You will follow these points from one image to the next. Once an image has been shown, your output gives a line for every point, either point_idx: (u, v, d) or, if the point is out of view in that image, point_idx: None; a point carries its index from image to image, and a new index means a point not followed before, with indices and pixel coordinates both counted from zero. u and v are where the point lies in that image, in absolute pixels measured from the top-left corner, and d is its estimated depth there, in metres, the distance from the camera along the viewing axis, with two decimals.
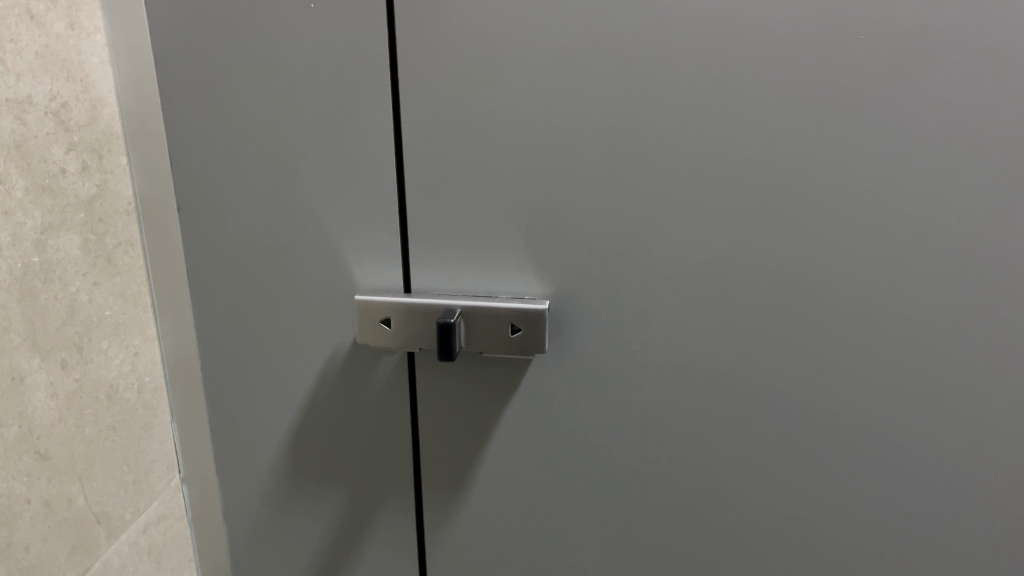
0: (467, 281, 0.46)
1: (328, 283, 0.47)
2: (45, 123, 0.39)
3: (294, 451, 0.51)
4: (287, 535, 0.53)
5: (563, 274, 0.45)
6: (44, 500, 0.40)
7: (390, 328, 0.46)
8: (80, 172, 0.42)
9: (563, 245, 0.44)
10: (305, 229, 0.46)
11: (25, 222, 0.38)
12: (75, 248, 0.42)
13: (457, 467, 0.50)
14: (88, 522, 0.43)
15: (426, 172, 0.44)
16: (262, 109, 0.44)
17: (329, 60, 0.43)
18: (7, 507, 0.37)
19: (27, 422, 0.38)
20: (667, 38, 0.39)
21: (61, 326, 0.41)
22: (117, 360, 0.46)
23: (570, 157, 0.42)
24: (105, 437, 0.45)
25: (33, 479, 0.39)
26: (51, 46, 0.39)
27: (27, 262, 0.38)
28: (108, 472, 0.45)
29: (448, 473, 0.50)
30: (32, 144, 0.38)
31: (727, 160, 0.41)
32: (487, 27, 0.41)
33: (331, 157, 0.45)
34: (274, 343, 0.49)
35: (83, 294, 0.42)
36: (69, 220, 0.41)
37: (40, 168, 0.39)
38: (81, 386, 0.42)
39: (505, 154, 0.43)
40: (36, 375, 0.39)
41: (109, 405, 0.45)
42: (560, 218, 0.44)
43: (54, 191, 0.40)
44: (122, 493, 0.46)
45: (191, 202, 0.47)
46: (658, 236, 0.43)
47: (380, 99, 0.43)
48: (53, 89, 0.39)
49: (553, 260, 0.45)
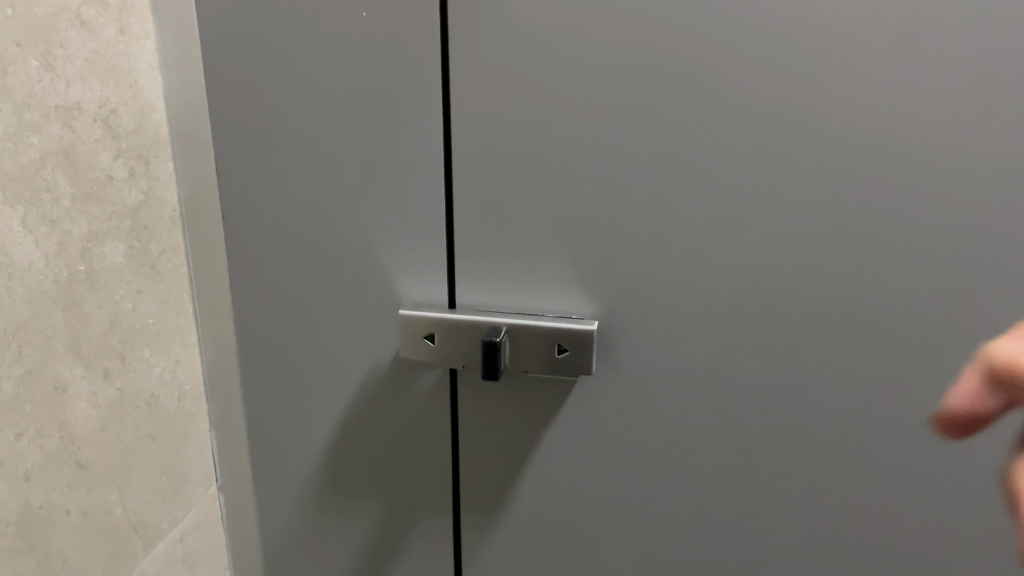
0: (512, 299, 0.45)
1: (371, 295, 0.46)
2: (94, 129, 0.39)
3: (330, 463, 0.51)
4: (322, 546, 0.53)
5: (613, 294, 0.43)
6: (83, 510, 0.39)
7: (433, 344, 0.45)
8: (127, 179, 0.41)
9: (614, 265, 0.43)
10: (350, 240, 0.45)
11: (71, 230, 0.38)
12: (120, 255, 0.41)
13: (496, 486, 0.49)
14: (126, 532, 0.42)
15: (475, 186, 0.43)
16: (309, 116, 0.43)
17: (380, 70, 0.42)
18: (46, 518, 0.37)
19: (68, 432, 0.38)
20: (727, 51, 0.38)
21: (104, 334, 0.40)
22: (159, 368, 0.45)
23: (624, 173, 0.41)
24: (145, 445, 0.44)
25: (73, 490, 0.38)
26: (102, 51, 0.39)
27: (73, 270, 0.38)
28: (147, 481, 0.44)
29: (487, 492, 0.49)
30: (80, 151, 0.38)
31: (791, 182, 0.39)
32: (541, 38, 0.39)
33: (379, 167, 0.43)
34: (314, 354, 0.48)
35: (127, 301, 0.42)
36: (114, 227, 0.41)
37: (88, 175, 0.38)
38: (123, 395, 0.42)
39: (557, 170, 0.42)
40: (78, 385, 0.38)
41: (150, 414, 0.44)
42: (612, 239, 0.42)
43: (101, 198, 0.39)
44: (160, 502, 0.45)
45: (235, 209, 0.46)
46: (712, 255, 0.41)
47: (429, 110, 0.42)
48: (103, 96, 0.39)
49: (603, 279, 0.43)
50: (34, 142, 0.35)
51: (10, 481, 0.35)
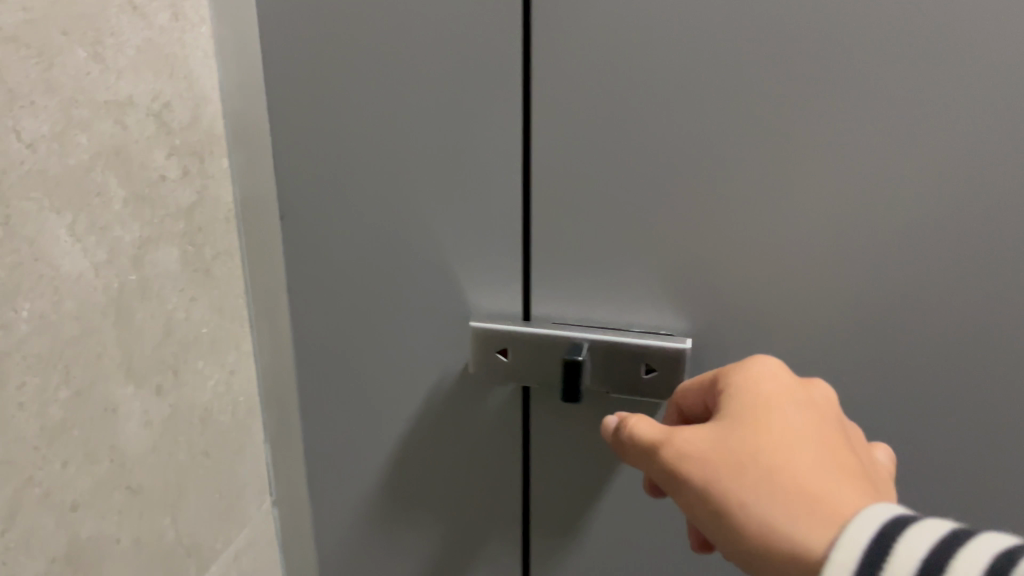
0: (593, 311, 0.41)
1: (438, 304, 0.43)
2: (146, 125, 0.35)
3: (391, 479, 0.47)
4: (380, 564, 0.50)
5: (707, 312, 0.39)
6: (135, 537, 0.36)
7: (507, 359, 0.42)
8: (181, 178, 0.38)
9: (709, 280, 0.38)
10: (417, 245, 0.42)
11: (123, 236, 0.34)
12: (174, 261, 0.38)
13: (569, 511, 0.45)
14: (179, 556, 0.40)
15: (556, 189, 0.39)
16: (375, 110, 0.39)
17: (454, 58, 0.37)
18: (95, 550, 0.34)
19: (119, 455, 0.35)
20: (853, 38, 0.33)
21: (157, 347, 0.37)
22: (213, 379, 0.42)
23: (727, 177, 0.36)
24: (199, 463, 0.41)
25: (124, 517, 0.36)
26: (154, 39, 0.36)
27: (124, 280, 0.35)
28: (201, 501, 0.41)
29: (558, 516, 0.46)
30: (132, 149, 0.35)
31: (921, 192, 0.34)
32: (637, 23, 0.35)
33: (451, 166, 0.40)
34: (376, 365, 0.45)
35: (180, 310, 0.39)
36: (167, 232, 0.37)
37: (140, 175, 0.35)
38: (176, 411, 0.39)
39: (651, 173, 0.37)
40: (130, 404, 0.36)
41: (204, 429, 0.41)
42: (708, 252, 0.38)
43: (154, 200, 0.36)
44: (214, 522, 0.43)
45: (293, 208, 0.43)
46: (825, 270, 0.36)
47: (508, 104, 0.38)
48: (156, 88, 0.36)
49: (695, 294, 0.39)
50: (82, 142, 0.32)
51: (58, 513, 0.32)
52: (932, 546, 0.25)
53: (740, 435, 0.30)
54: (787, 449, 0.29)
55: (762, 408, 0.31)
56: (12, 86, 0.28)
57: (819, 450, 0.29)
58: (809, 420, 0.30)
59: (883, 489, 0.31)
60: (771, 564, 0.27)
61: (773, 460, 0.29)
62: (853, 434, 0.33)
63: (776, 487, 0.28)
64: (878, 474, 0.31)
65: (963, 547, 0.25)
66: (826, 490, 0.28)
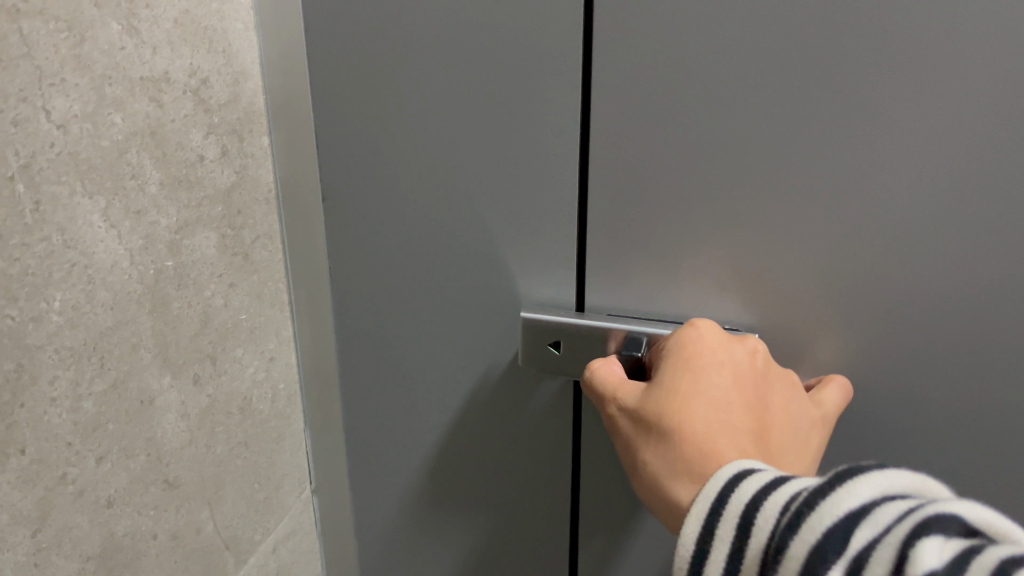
0: (653, 303, 0.38)
1: (487, 293, 0.40)
2: (183, 103, 0.33)
3: (434, 472, 0.46)
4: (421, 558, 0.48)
5: (780, 310, 0.35)
6: (172, 532, 0.35)
7: (557, 353, 0.39)
8: (220, 158, 0.36)
9: (783, 276, 0.35)
10: (465, 232, 0.39)
11: (159, 221, 0.33)
12: (211, 246, 0.36)
13: (620, 518, 0.42)
14: (217, 550, 0.39)
15: (616, 175, 0.36)
16: (423, 87, 0.37)
17: (509, 33, 0.35)
18: (132, 546, 0.33)
19: (155, 449, 0.34)
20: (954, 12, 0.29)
21: (194, 335, 0.36)
22: (252, 368, 0.40)
23: (809, 166, 0.33)
24: (237, 454, 0.40)
25: (160, 513, 0.34)
26: (192, 11, 0.33)
27: (160, 267, 0.33)
28: (239, 493, 0.40)
29: (608, 522, 0.43)
30: (168, 129, 0.33)
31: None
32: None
33: (502, 149, 0.37)
34: (420, 355, 0.43)
35: (218, 297, 0.37)
36: (205, 215, 0.36)
37: (177, 157, 0.33)
38: (214, 402, 0.37)
39: (721, 160, 0.34)
40: (167, 396, 0.34)
41: (243, 419, 0.40)
42: (784, 245, 0.34)
43: (191, 182, 0.34)
44: (252, 514, 0.41)
45: (336, 190, 0.41)
46: (912, 272, 0.33)
47: (566, 82, 0.35)
48: (193, 63, 0.34)
49: (767, 292, 0.35)
50: (117, 121, 0.30)
51: (92, 511, 0.30)
52: (761, 486, 0.27)
53: (663, 402, 0.31)
54: (690, 416, 0.30)
55: (694, 374, 0.31)
56: (40, 63, 0.27)
57: (717, 416, 0.30)
58: (729, 364, 0.32)
59: (781, 440, 0.31)
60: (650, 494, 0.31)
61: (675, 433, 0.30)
62: (788, 382, 0.33)
63: (668, 436, 0.31)
64: (794, 425, 0.32)
65: (777, 491, 0.26)
66: (706, 439, 0.30)
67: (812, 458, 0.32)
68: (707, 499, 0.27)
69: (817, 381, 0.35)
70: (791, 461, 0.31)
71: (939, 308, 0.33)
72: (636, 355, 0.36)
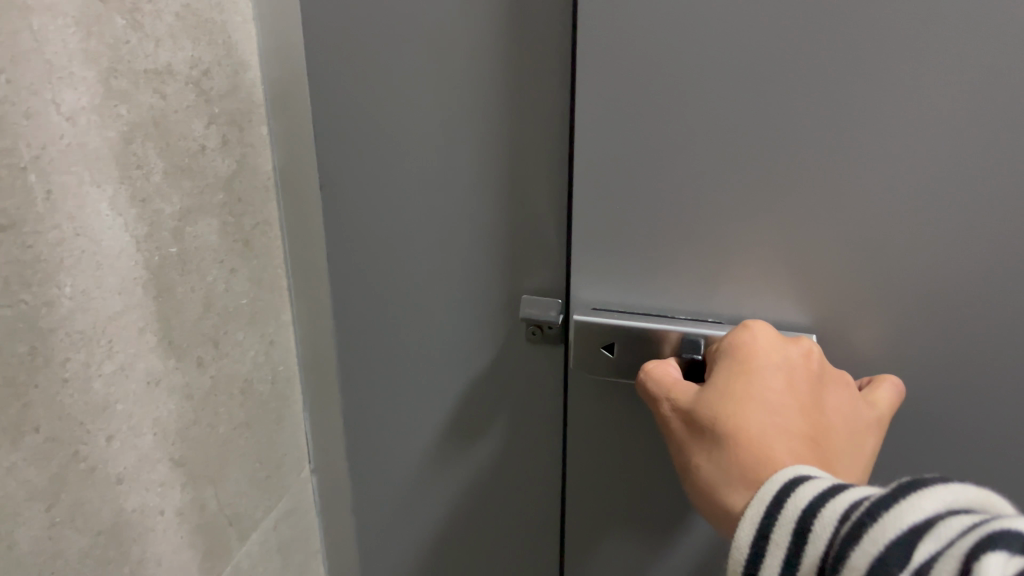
0: (669, 301, 0.36)
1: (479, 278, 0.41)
2: (185, 94, 0.35)
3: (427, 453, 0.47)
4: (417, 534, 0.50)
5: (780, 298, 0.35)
6: (178, 508, 0.36)
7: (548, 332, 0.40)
8: (221, 148, 0.37)
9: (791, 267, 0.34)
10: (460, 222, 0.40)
11: (163, 209, 0.34)
12: (214, 232, 0.38)
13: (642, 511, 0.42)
14: (220, 527, 0.40)
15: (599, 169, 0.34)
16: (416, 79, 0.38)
17: (501, 27, 0.36)
18: (140, 521, 0.34)
19: (161, 428, 0.35)
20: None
21: (197, 319, 0.37)
22: (253, 350, 0.42)
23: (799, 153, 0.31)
24: (239, 434, 0.41)
25: (167, 489, 0.36)
26: (193, 4, 0.34)
27: (165, 254, 0.34)
28: (241, 471, 0.41)
29: (608, 510, 0.43)
30: (171, 120, 0.34)
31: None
32: None
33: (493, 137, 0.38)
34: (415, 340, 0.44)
35: (220, 282, 0.38)
36: (207, 203, 0.37)
37: (179, 146, 0.35)
38: (216, 384, 0.39)
39: (708, 148, 0.32)
40: (171, 377, 0.35)
41: (245, 399, 0.41)
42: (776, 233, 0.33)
43: (193, 171, 0.36)
44: (254, 491, 0.43)
45: (333, 179, 0.42)
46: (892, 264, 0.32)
47: (555, 71, 0.36)
48: (195, 55, 0.35)
49: (765, 285, 0.34)
50: (122, 113, 0.31)
51: (102, 488, 0.32)
52: (817, 493, 0.25)
53: (715, 405, 0.30)
54: (744, 419, 0.29)
55: (749, 377, 0.30)
56: (50, 57, 0.28)
57: (773, 420, 0.29)
58: (783, 367, 0.30)
59: (838, 446, 0.30)
60: (704, 503, 0.29)
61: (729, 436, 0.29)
62: (839, 386, 0.31)
63: (721, 439, 0.29)
64: (847, 428, 0.30)
65: (836, 496, 0.24)
66: (763, 443, 0.28)
67: (866, 463, 0.31)
68: (762, 501, 0.26)
69: (867, 380, 0.34)
70: (845, 469, 0.29)
71: (928, 299, 0.32)
72: (696, 358, 0.34)
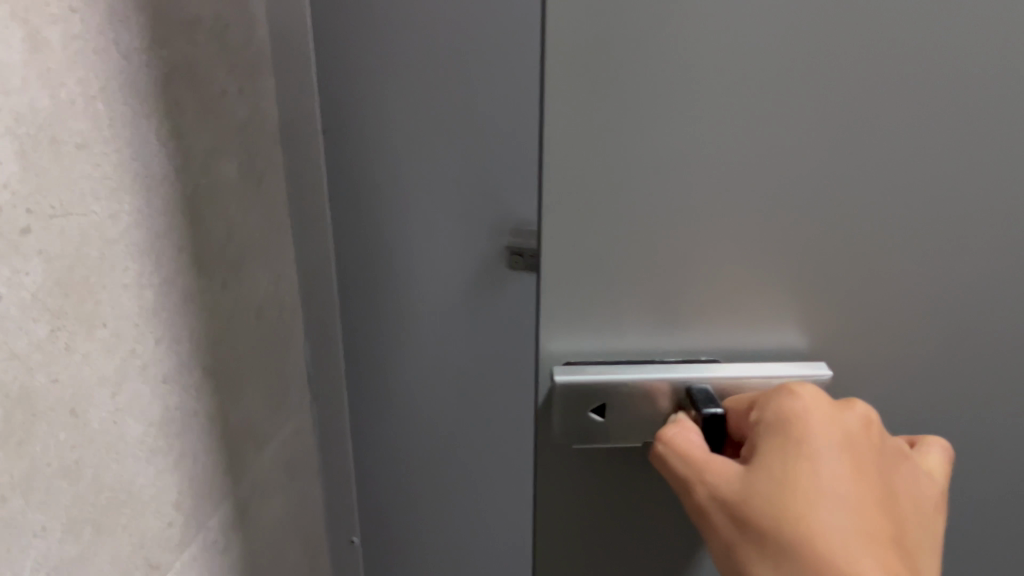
0: (653, 333, 0.30)
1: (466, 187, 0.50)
2: (211, 44, 0.39)
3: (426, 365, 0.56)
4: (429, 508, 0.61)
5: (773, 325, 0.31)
6: (207, 413, 0.41)
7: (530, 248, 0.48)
8: (238, 94, 0.42)
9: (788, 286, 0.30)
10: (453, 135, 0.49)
11: (194, 143, 0.39)
12: (233, 170, 0.42)
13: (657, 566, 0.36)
14: (239, 437, 0.45)
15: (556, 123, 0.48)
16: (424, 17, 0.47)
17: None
18: (179, 419, 0.39)
19: (194, 339, 0.39)
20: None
21: (220, 246, 0.41)
22: (265, 281, 0.46)
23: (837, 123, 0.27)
24: (254, 355, 0.46)
25: (198, 394, 0.40)
26: None
27: (196, 184, 0.39)
28: (255, 389, 0.46)
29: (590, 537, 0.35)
30: (200, 66, 0.39)
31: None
32: None
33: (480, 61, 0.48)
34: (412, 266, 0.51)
35: (238, 215, 0.43)
36: (228, 143, 0.42)
37: (207, 89, 0.39)
38: (236, 307, 0.43)
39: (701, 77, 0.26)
40: (201, 295, 0.40)
41: (258, 324, 0.46)
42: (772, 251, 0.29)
43: (217, 112, 0.40)
44: (266, 410, 0.47)
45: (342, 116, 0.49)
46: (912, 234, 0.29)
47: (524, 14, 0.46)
48: (218, 10, 0.40)
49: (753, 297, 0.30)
50: (164, 55, 0.36)
51: (65, 424, 0.31)
52: None
53: (774, 504, 0.26)
54: (818, 523, 0.26)
55: (796, 490, 0.26)
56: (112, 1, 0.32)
57: (851, 519, 0.26)
58: (847, 469, 0.27)
59: (913, 532, 0.28)
60: None
61: (795, 541, 0.26)
62: (899, 453, 0.29)
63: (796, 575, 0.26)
64: (920, 503, 0.29)
65: None
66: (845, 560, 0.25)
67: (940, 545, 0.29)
68: None
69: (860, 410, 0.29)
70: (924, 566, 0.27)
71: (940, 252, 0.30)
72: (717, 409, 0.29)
